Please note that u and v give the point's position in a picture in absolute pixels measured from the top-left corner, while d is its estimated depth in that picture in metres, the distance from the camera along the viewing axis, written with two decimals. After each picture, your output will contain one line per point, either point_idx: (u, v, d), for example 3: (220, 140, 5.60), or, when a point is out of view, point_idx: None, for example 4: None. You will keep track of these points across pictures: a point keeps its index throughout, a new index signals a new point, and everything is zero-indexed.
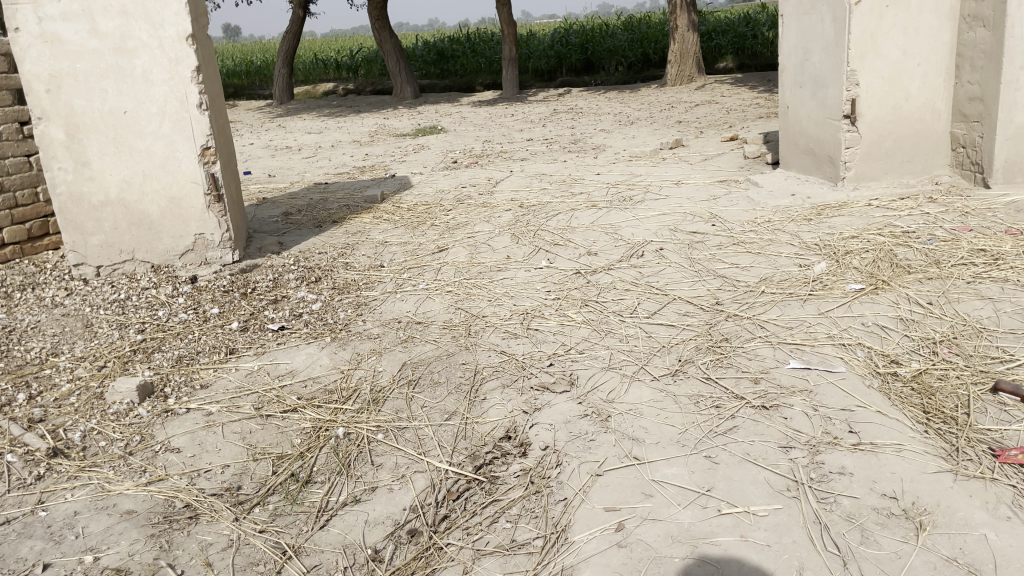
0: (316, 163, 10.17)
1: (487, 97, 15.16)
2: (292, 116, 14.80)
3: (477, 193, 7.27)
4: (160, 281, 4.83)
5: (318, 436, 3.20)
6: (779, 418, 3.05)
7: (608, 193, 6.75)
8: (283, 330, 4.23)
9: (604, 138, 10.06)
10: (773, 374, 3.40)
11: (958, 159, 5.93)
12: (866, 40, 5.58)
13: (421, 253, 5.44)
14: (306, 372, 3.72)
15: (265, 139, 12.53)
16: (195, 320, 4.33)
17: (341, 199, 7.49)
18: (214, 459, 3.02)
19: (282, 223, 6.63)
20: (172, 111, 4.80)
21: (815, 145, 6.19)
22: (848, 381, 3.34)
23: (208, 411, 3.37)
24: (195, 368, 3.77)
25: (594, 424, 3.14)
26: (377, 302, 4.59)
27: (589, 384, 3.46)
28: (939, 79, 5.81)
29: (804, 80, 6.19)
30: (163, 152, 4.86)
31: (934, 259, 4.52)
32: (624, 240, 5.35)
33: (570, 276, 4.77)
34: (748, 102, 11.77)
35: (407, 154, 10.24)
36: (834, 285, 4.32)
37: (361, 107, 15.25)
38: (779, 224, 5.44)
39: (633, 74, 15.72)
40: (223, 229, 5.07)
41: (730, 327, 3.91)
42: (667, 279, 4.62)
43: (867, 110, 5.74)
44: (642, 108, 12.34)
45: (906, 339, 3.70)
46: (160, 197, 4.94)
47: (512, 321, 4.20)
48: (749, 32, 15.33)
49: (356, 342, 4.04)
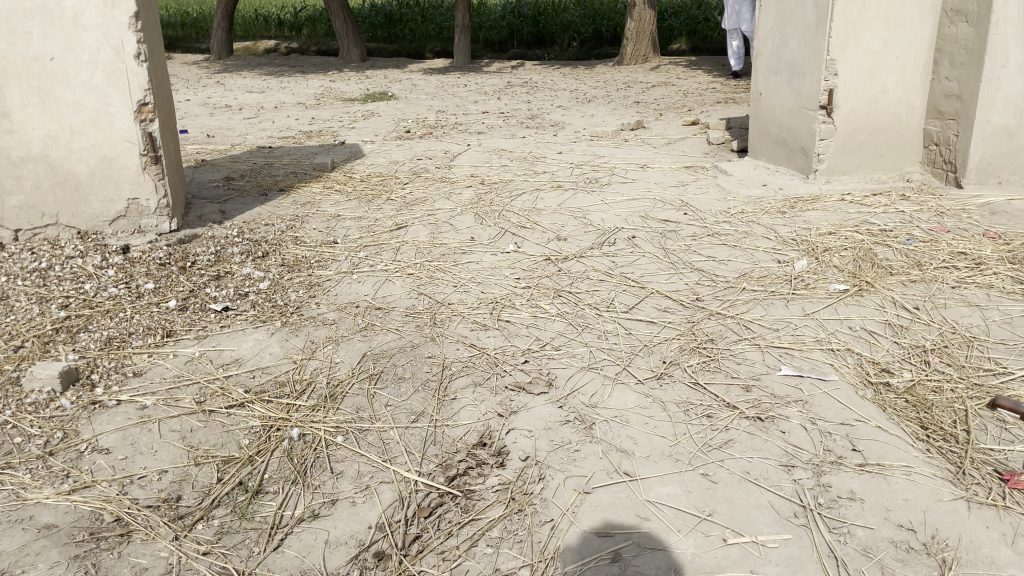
0: (259, 125, 9.63)
1: (438, 65, 14.68)
2: (231, 73, 14.08)
3: (434, 166, 6.91)
4: (87, 250, 4.35)
5: (269, 437, 2.84)
6: (776, 432, 2.83)
7: (573, 173, 6.47)
8: (227, 310, 3.83)
9: (563, 115, 9.77)
10: (765, 381, 3.19)
11: (929, 157, 5.82)
12: (848, 29, 5.40)
13: (377, 230, 5.08)
14: (254, 361, 3.35)
15: (203, 95, 11.85)
16: (126, 296, 3.89)
17: (287, 166, 7.03)
18: (149, 464, 2.64)
19: (224, 189, 6.16)
20: (105, 61, 4.31)
21: (788, 135, 6.01)
22: (842, 392, 3.15)
23: (142, 404, 2.97)
24: (127, 353, 3.35)
25: (577, 432, 2.87)
26: (332, 284, 4.22)
27: (568, 386, 3.19)
28: (916, 74, 5.67)
29: (779, 66, 5.99)
30: (94, 106, 4.37)
31: (915, 260, 4.39)
32: (593, 225, 5.09)
33: (540, 263, 4.49)
34: (705, 86, 11.62)
35: (356, 120, 9.77)
36: (817, 284, 4.14)
37: (306, 68, 14.60)
38: (753, 216, 5.24)
39: (588, 50, 15.43)
40: (160, 194, 4.60)
41: (713, 326, 3.69)
42: (643, 270, 4.38)
43: (844, 101, 5.58)
44: (597, 87, 12.06)
45: (895, 346, 3.53)
46: (89, 155, 4.45)
47: (480, 310, 3.89)
48: (701, 15, 15.18)
49: (310, 327, 3.69)
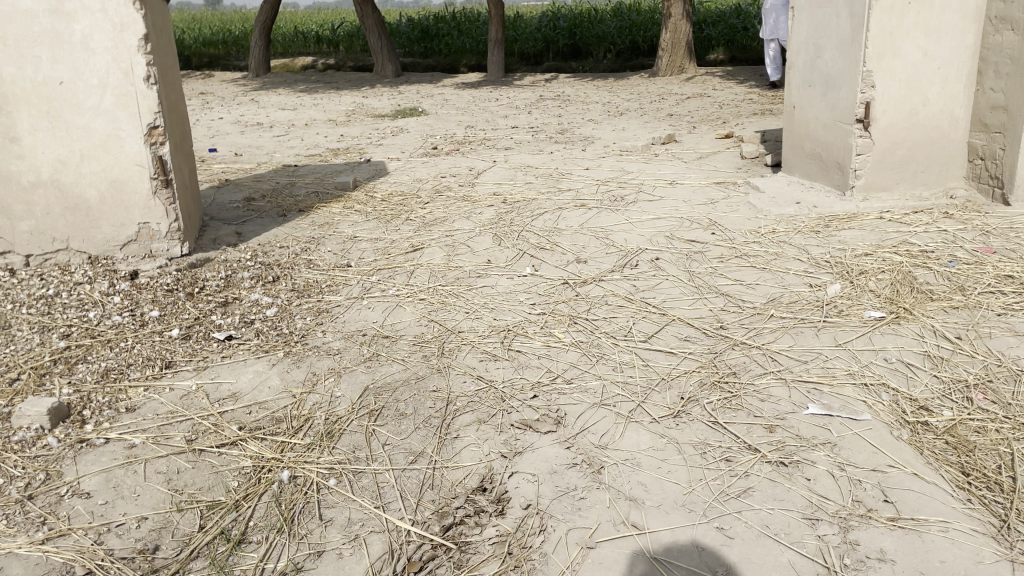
0: (288, 143, 9.61)
1: (472, 80, 14.60)
2: (267, 91, 14.17)
3: (458, 185, 6.77)
4: (96, 275, 4.29)
5: (259, 480, 2.71)
6: (801, 479, 2.61)
7: (598, 190, 6.28)
8: (230, 339, 3.72)
9: (593, 130, 9.58)
10: (791, 421, 2.96)
11: (974, 172, 5.51)
12: (885, 39, 5.14)
13: (393, 253, 4.94)
14: (252, 396, 3.22)
15: (236, 114, 11.92)
16: (130, 324, 3.80)
17: (310, 185, 6.96)
18: (130, 509, 2.52)
19: (243, 210, 6.10)
20: (115, 84, 4.25)
21: (822, 149, 5.74)
22: (876, 433, 2.91)
23: (130, 443, 2.86)
24: (123, 386, 3.26)
25: (584, 477, 2.68)
26: (341, 310, 4.09)
27: (578, 424, 2.99)
28: (959, 85, 5.38)
29: (813, 78, 5.74)
30: (104, 130, 4.31)
31: (958, 285, 4.10)
32: (616, 246, 4.90)
33: (557, 287, 4.30)
34: (742, 97, 11.33)
35: (385, 137, 9.70)
36: (851, 311, 3.89)
37: (341, 84, 14.64)
38: (784, 236, 5.00)
39: (623, 62, 15.22)
40: (171, 218, 4.52)
41: (737, 357, 3.47)
42: (665, 295, 4.17)
43: (882, 115, 5.31)
44: (631, 99, 11.83)
45: (935, 381, 3.27)
46: (100, 180, 4.39)
47: (491, 339, 3.72)
48: (739, 25, 14.87)
49: (313, 358, 3.55)
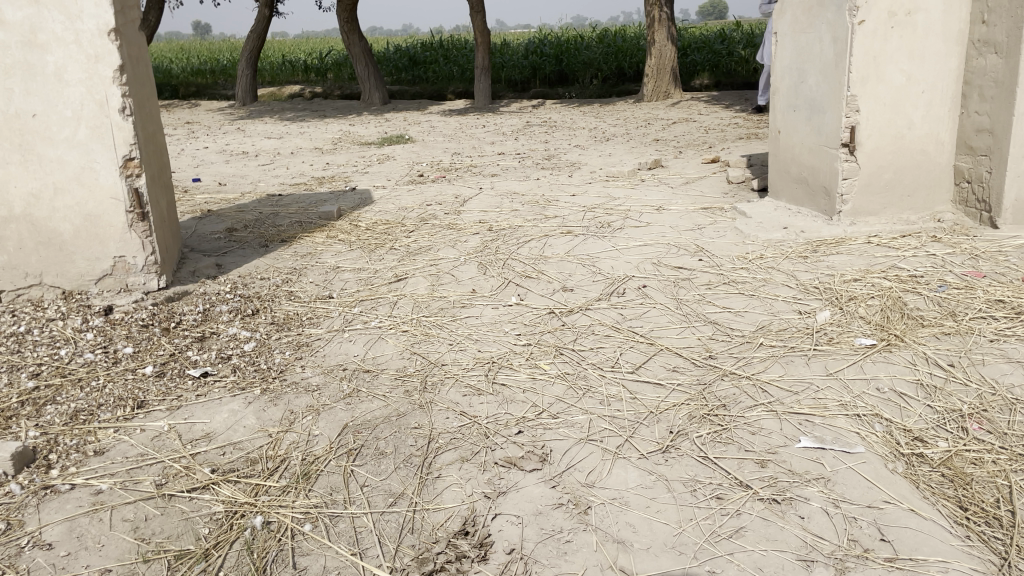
0: (273, 171, 9.54)
1: (458, 106, 14.61)
2: (253, 119, 14.13)
3: (443, 212, 6.70)
4: (69, 311, 4.18)
5: (230, 526, 2.61)
6: (794, 518, 2.51)
7: (584, 217, 6.23)
8: (205, 376, 3.62)
9: (580, 155, 9.55)
10: (783, 455, 2.87)
11: (962, 196, 5.49)
12: (868, 63, 5.12)
13: (376, 283, 4.85)
14: (225, 436, 3.12)
15: (222, 143, 11.85)
16: (102, 362, 3.69)
17: (293, 214, 6.88)
18: (93, 561, 2.42)
19: (224, 241, 6.01)
20: (89, 116, 4.17)
21: (809, 174, 5.71)
22: (871, 466, 2.82)
23: (97, 489, 2.77)
24: (92, 428, 3.15)
25: (570, 519, 2.59)
26: (321, 344, 3.99)
27: (564, 461, 2.89)
28: (944, 108, 5.37)
29: (798, 103, 5.71)
30: (78, 163, 4.22)
31: (949, 310, 4.04)
32: (602, 274, 4.83)
33: (543, 317, 4.22)
34: (727, 122, 11.35)
35: (371, 164, 9.65)
36: (841, 338, 3.82)
37: (327, 112, 14.61)
38: (772, 261, 4.95)
39: (609, 87, 15.27)
40: (147, 251, 4.43)
41: (726, 388, 3.38)
42: (653, 324, 4.09)
43: (867, 139, 5.28)
44: (617, 124, 11.84)
45: (929, 411, 3.19)
46: (73, 214, 4.30)
47: (475, 372, 3.62)
48: (724, 50, 14.94)
49: (291, 394, 3.45)
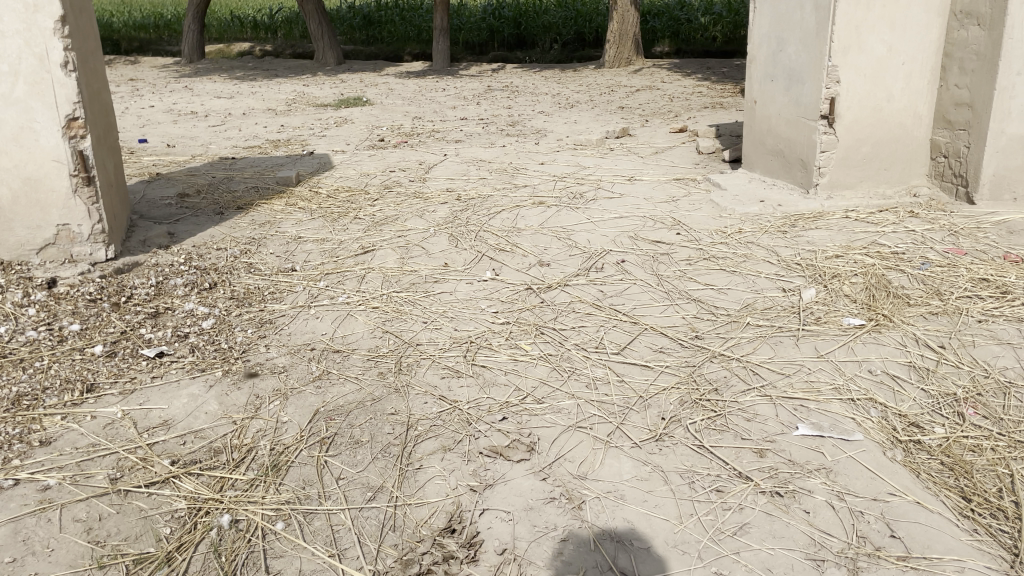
0: (224, 133, 9.11)
1: (416, 69, 14.18)
2: (201, 77, 13.53)
3: (407, 180, 6.44)
4: (8, 284, 3.84)
5: (194, 525, 2.39)
6: (799, 512, 2.41)
7: (555, 186, 6.03)
8: (161, 356, 3.35)
9: (545, 122, 9.31)
10: (781, 444, 2.75)
11: (938, 170, 5.43)
12: (850, 32, 4.99)
13: (341, 255, 4.60)
14: (185, 424, 2.88)
15: (169, 101, 11.30)
16: (46, 341, 3.40)
17: (248, 180, 6.53)
18: (42, 569, 2.19)
19: (176, 207, 5.67)
20: (28, 71, 3.83)
21: (785, 146, 5.58)
22: (871, 455, 2.72)
23: (44, 485, 2.51)
24: (37, 415, 2.88)
25: (564, 514, 2.43)
26: (285, 321, 3.74)
27: (552, 451, 2.73)
28: (923, 81, 5.27)
29: (776, 72, 5.56)
30: (16, 122, 3.89)
31: (934, 289, 3.96)
32: (578, 248, 4.65)
33: (520, 293, 4.03)
34: (691, 90, 11.20)
35: (329, 127, 9.28)
36: (829, 318, 3.71)
37: (279, 71, 14.07)
38: (751, 236, 4.82)
39: (570, 52, 14.97)
40: (94, 219, 4.10)
41: (716, 371, 3.25)
42: (635, 301, 3.93)
43: (847, 111, 5.17)
44: (580, 91, 11.59)
45: (923, 395, 3.09)
46: (12, 178, 3.96)
47: (452, 352, 3.43)
48: (684, 17, 14.74)
49: (256, 377, 3.21)
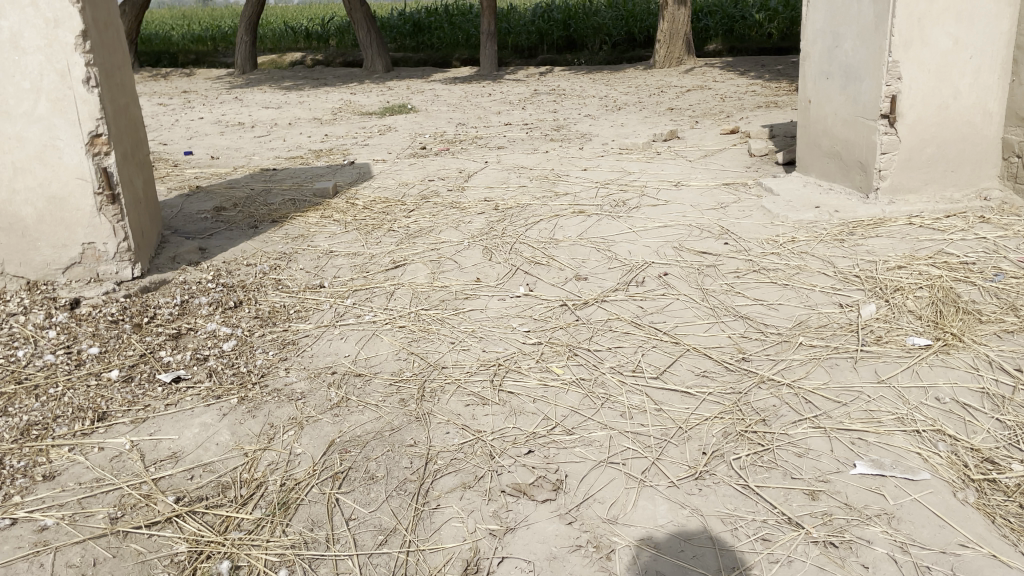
0: (269, 144, 9.08)
1: (463, 74, 14.05)
2: (252, 88, 13.63)
3: (445, 189, 6.27)
4: (32, 304, 3.77)
5: (192, 572, 2.24)
6: (856, 567, 2.15)
7: (597, 194, 5.79)
8: (177, 381, 3.23)
9: (591, 126, 9.06)
10: (836, 485, 2.47)
11: (1010, 171, 5.02)
12: (912, 25, 4.64)
13: (372, 270, 4.44)
14: (194, 457, 2.74)
15: (218, 113, 11.39)
16: (63, 365, 3.31)
17: (286, 191, 6.45)
18: None
19: (211, 222, 5.60)
20: (49, 88, 3.76)
21: (842, 147, 5.24)
22: (940, 497, 2.41)
23: (41, 525, 2.39)
24: (44, 447, 2.77)
25: (592, 564, 2.21)
26: (308, 342, 3.59)
27: (581, 490, 2.51)
28: (993, 76, 4.89)
29: (831, 70, 5.23)
30: (39, 140, 3.82)
31: (1009, 303, 3.62)
32: (619, 260, 4.40)
33: (555, 310, 3.81)
34: (744, 89, 10.81)
35: (372, 136, 9.19)
36: (891, 337, 3.40)
37: (328, 80, 14.10)
38: (805, 245, 4.52)
39: (619, 53, 14.65)
40: (119, 237, 4.02)
41: (764, 398, 2.98)
42: (677, 319, 3.67)
43: (909, 109, 4.81)
44: (628, 92, 11.31)
45: (998, 426, 2.77)
46: (36, 197, 3.90)
47: (479, 376, 3.22)
48: (738, 14, 14.31)
49: (272, 404, 3.06)
